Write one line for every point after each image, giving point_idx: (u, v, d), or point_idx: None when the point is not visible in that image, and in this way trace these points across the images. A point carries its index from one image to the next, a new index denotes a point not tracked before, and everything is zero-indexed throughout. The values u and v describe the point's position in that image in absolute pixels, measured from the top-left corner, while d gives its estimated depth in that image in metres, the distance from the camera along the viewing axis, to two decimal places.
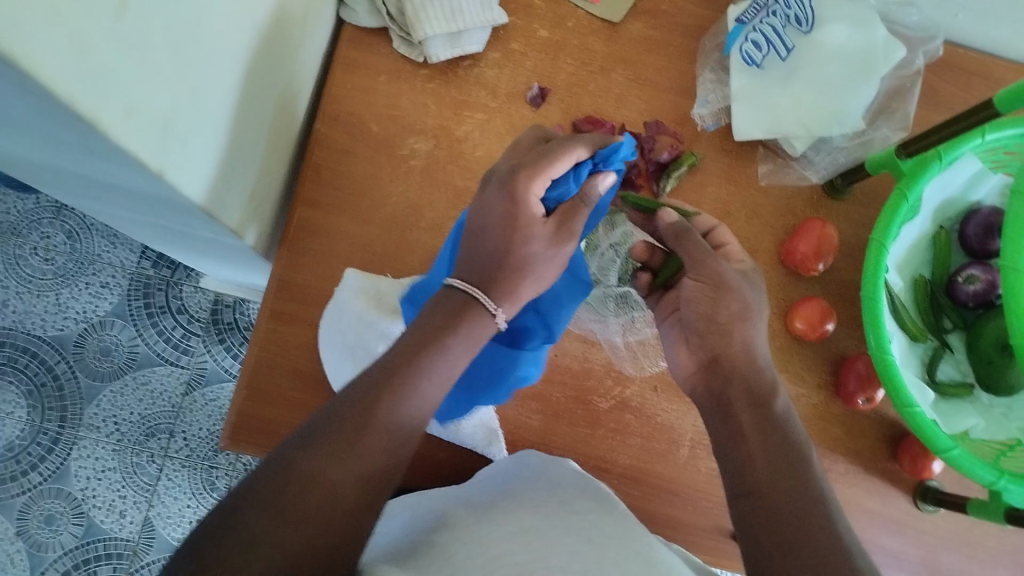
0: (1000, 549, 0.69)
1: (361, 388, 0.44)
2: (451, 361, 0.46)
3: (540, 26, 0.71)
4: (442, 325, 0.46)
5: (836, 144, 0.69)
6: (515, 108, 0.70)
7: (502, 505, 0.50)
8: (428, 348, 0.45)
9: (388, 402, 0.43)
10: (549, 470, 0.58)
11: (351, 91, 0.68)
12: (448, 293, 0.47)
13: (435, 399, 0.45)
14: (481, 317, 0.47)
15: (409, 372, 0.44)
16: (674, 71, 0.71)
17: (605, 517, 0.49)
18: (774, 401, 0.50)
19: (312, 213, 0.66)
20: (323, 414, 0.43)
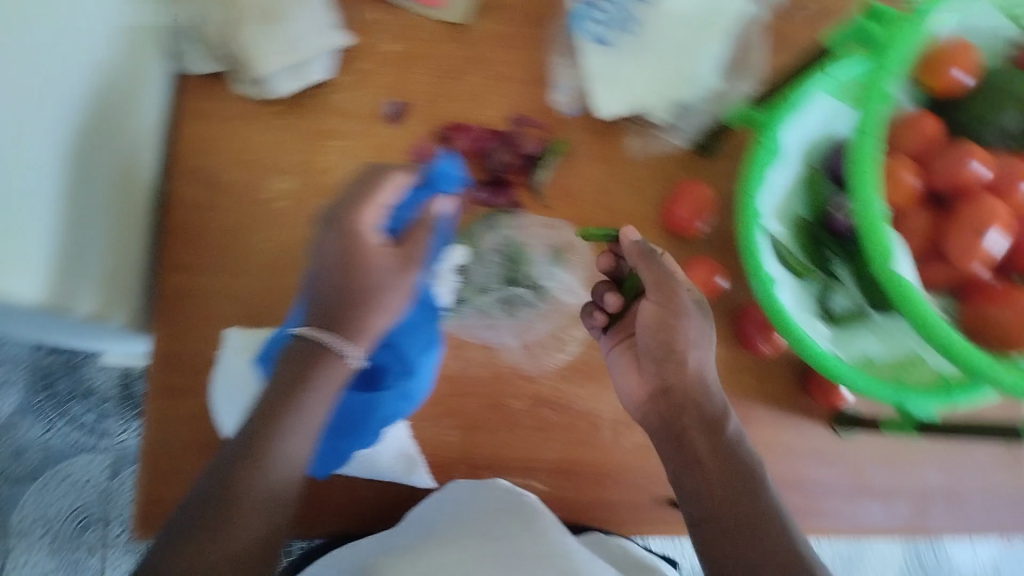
0: (922, 459, 0.71)
1: (228, 463, 0.46)
2: (310, 413, 0.48)
3: (385, 41, 0.69)
4: (292, 385, 0.48)
5: (699, 108, 0.69)
6: (373, 128, 0.68)
7: (431, 544, 0.56)
8: (284, 410, 0.47)
9: (254, 471, 0.46)
10: (473, 493, 0.61)
11: (201, 142, 0.66)
12: (296, 346, 0.49)
13: (299, 455, 0.48)
14: (332, 365, 0.48)
15: (268, 437, 0.46)
16: (526, 62, 0.71)
17: (518, 539, 0.56)
18: (725, 425, 0.56)
19: (185, 275, 0.64)
20: (194, 499, 0.46)
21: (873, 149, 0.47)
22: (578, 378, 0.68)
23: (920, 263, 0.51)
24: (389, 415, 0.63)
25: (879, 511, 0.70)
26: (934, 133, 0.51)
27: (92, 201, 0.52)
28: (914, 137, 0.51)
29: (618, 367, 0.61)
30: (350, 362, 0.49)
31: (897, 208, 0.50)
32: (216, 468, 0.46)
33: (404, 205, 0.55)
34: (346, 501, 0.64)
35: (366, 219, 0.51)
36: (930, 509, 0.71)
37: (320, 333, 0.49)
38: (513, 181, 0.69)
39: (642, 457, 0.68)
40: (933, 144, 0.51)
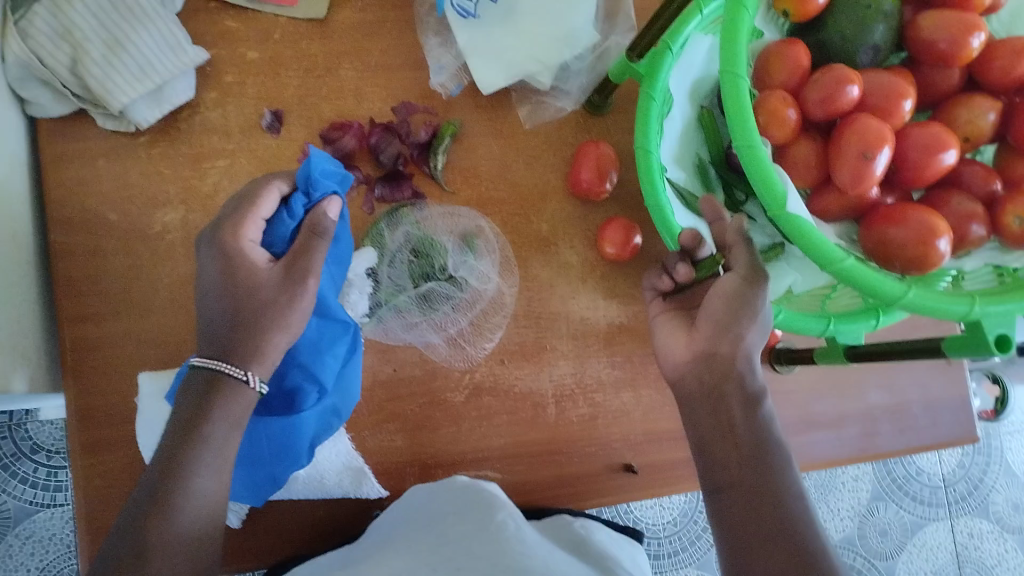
0: (862, 378, 0.73)
1: (137, 513, 0.43)
2: (220, 444, 0.46)
3: (247, 49, 0.66)
4: (194, 417, 0.45)
5: (577, 67, 0.68)
6: (255, 141, 0.65)
7: (382, 552, 0.54)
8: (186, 445, 0.44)
9: (163, 517, 0.43)
10: (431, 495, 0.60)
11: (72, 187, 0.62)
12: (194, 378, 0.46)
13: (213, 490, 0.45)
14: (235, 391, 0.46)
15: (174, 478, 0.43)
16: (401, 47, 0.68)
17: (477, 538, 0.52)
18: (764, 400, 0.50)
19: (84, 329, 0.61)
20: (102, 563, 0.41)
21: (746, 85, 0.45)
22: (515, 359, 0.66)
23: (815, 194, 0.50)
24: (316, 429, 0.59)
25: (830, 439, 0.71)
26: (804, 61, 0.48)
27: None
28: (785, 69, 0.49)
29: (666, 334, 0.55)
30: (255, 388, 0.47)
31: (780, 144, 0.49)
32: (123, 521, 0.43)
33: (287, 217, 0.53)
34: (299, 528, 0.62)
35: (245, 235, 0.49)
36: (878, 426, 0.72)
37: (215, 361, 0.46)
38: (411, 172, 0.67)
39: (590, 426, 0.67)
40: (803, 74, 0.49)
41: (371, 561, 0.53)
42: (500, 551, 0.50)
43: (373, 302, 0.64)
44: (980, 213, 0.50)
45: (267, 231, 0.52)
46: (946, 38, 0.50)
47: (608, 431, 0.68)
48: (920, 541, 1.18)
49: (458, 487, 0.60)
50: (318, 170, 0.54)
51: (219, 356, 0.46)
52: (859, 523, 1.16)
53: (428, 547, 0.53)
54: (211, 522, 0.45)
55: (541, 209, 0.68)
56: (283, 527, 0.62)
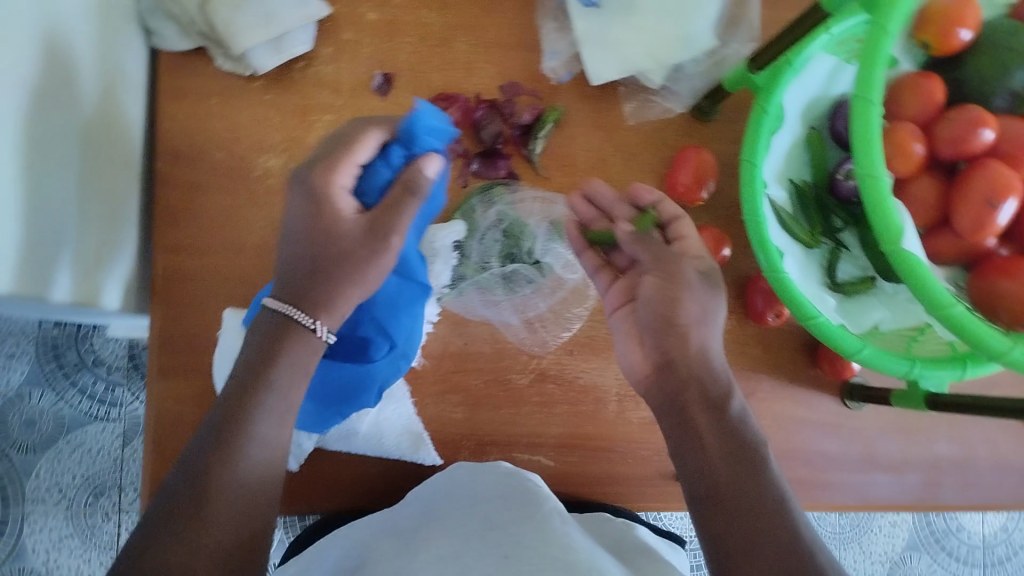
0: (932, 427, 0.71)
1: (201, 449, 0.43)
2: (284, 390, 0.46)
3: (367, 9, 0.67)
4: (262, 360, 0.46)
5: (690, 70, 0.67)
6: (362, 100, 0.66)
7: (423, 531, 0.54)
8: (252, 390, 0.45)
9: (228, 455, 0.43)
10: (475, 482, 0.59)
11: (184, 122, 0.64)
12: (261, 323, 0.47)
13: (277, 436, 0.46)
14: (300, 339, 0.47)
15: (240, 418, 0.44)
16: (518, 26, 0.68)
17: (523, 524, 0.51)
18: (729, 402, 0.48)
19: (176, 260, 0.63)
20: (164, 498, 0.42)
21: (877, 113, 0.43)
22: (582, 352, 0.67)
23: (929, 234, 0.49)
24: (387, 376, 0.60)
25: (888, 483, 0.70)
26: (938, 96, 0.48)
27: (67, 186, 0.50)
28: (916, 102, 0.48)
29: (621, 338, 0.55)
30: (321, 337, 0.47)
31: (901, 177, 0.48)
32: (186, 455, 0.44)
33: (383, 166, 0.50)
34: (352, 483, 0.64)
35: (337, 179, 0.48)
36: (940, 478, 0.71)
37: (287, 306, 0.47)
38: (509, 153, 0.67)
39: (647, 429, 0.67)
40: (936, 109, 0.48)
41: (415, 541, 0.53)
42: (543, 542, 0.49)
43: (456, 274, 0.66)
44: None
45: (361, 178, 0.50)
46: None
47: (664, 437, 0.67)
48: None
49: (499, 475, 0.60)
50: (421, 125, 0.51)
51: (293, 302, 0.47)
52: (890, 570, 1.13)
53: (471, 531, 0.52)
54: (273, 467, 0.45)
55: None
56: (336, 479, 0.63)
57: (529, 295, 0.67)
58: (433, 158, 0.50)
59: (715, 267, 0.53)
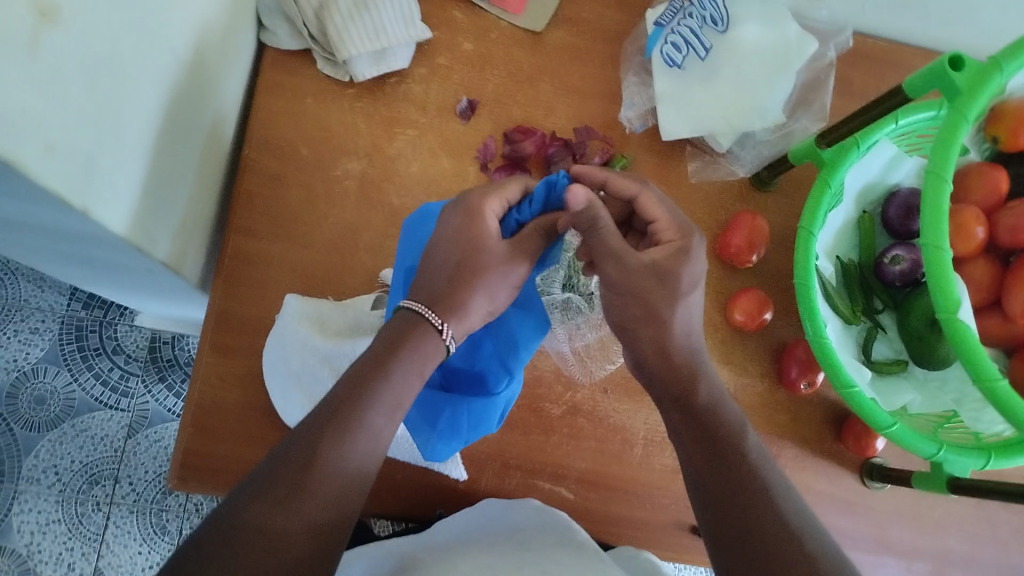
0: (945, 519, 0.72)
1: (315, 424, 0.44)
2: (401, 384, 0.48)
3: (464, 40, 0.71)
4: (386, 349, 0.48)
5: (760, 137, 0.71)
6: (445, 122, 0.70)
7: (460, 548, 0.55)
8: (373, 377, 0.46)
9: (340, 433, 0.44)
10: (512, 515, 0.61)
11: (278, 115, 0.67)
12: (396, 317, 0.50)
13: (385, 425, 0.46)
14: (426, 334, 0.49)
15: (356, 401, 0.45)
16: (600, 77, 0.73)
17: (560, 551, 0.54)
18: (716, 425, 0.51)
19: (247, 241, 0.65)
20: (274, 462, 0.43)
21: (949, 191, 0.46)
22: (616, 392, 0.68)
23: (979, 313, 0.52)
24: (507, 401, 0.62)
25: (896, 568, 0.70)
26: (1002, 186, 0.51)
27: (182, 150, 0.54)
28: (982, 189, 0.52)
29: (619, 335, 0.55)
30: (444, 340, 0.50)
31: (959, 257, 0.52)
32: (297, 430, 0.45)
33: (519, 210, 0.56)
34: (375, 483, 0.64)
35: (488, 205, 0.53)
36: (947, 570, 0.71)
37: (423, 308, 0.51)
38: None
39: (669, 478, 0.68)
40: (999, 200, 0.52)
41: (453, 552, 0.55)
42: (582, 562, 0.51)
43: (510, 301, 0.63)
44: None
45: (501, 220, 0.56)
46: None
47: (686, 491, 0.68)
48: None
49: (530, 509, 0.62)
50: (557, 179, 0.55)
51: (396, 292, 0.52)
52: None
53: (508, 550, 0.54)
54: (377, 459, 0.46)
55: None
56: None
57: (586, 324, 0.65)
58: (581, 188, 0.51)
59: (693, 240, 0.51)
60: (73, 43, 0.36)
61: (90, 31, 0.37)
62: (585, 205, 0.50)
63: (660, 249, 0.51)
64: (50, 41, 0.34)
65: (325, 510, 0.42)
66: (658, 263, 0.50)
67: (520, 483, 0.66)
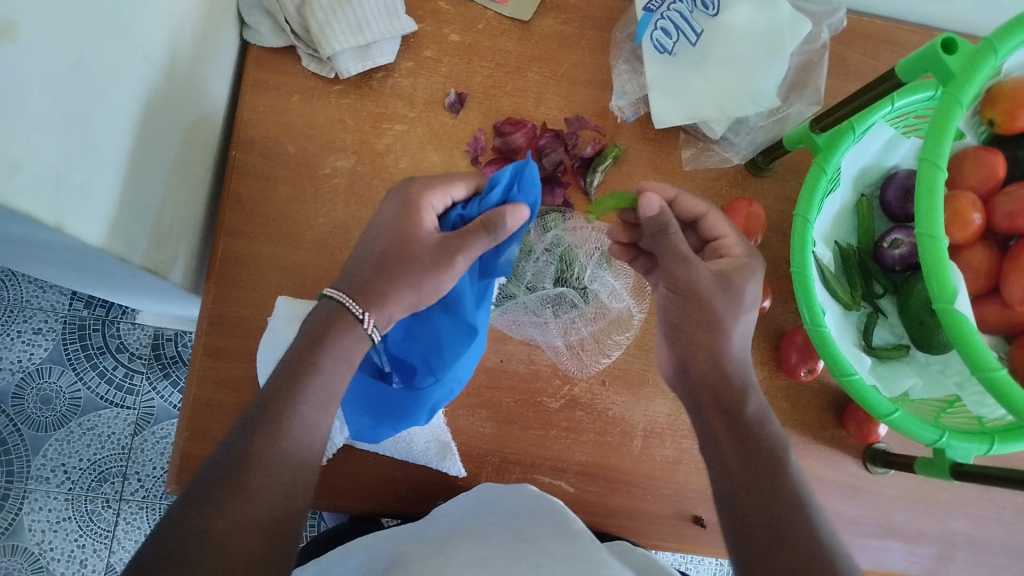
0: (951, 502, 0.71)
1: (248, 427, 0.45)
2: (329, 379, 0.48)
3: (451, 31, 0.70)
4: (311, 344, 0.49)
5: (753, 123, 0.70)
6: (433, 115, 0.69)
7: (453, 540, 0.55)
8: (299, 375, 0.47)
9: (272, 431, 0.45)
10: (506, 503, 0.60)
11: (264, 113, 0.67)
12: (317, 311, 0.51)
13: (317, 419, 0.47)
14: (350, 326, 0.50)
15: (284, 400, 0.46)
16: (590, 64, 0.72)
17: (553, 541, 0.53)
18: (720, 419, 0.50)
19: (236, 243, 0.64)
20: (207, 470, 0.43)
21: (944, 178, 0.45)
22: (615, 384, 0.68)
23: (977, 300, 0.51)
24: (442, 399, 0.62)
25: (901, 552, 0.70)
26: (998, 171, 0.50)
27: (161, 155, 0.53)
28: (978, 173, 0.51)
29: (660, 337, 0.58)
30: (367, 328, 0.50)
31: (957, 243, 0.50)
32: (231, 436, 0.45)
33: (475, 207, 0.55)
34: (373, 481, 0.64)
35: (430, 198, 0.53)
36: (953, 553, 0.71)
37: (345, 297, 0.51)
38: (567, 182, 0.70)
39: (669, 468, 0.67)
40: (996, 183, 0.51)
41: (447, 544, 0.54)
42: (577, 555, 0.51)
43: (504, 294, 0.67)
44: None
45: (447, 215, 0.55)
46: None
47: (687, 480, 0.68)
48: None
49: (524, 495, 0.61)
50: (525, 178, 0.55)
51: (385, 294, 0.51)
52: None
53: (504, 542, 0.53)
54: (314, 452, 0.47)
55: None
56: (358, 477, 0.64)
57: (580, 318, 0.66)
58: (655, 196, 0.51)
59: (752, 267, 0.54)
60: (35, 61, 0.36)
61: (53, 44, 0.37)
62: (658, 211, 0.51)
63: (725, 261, 0.54)
64: (10, 61, 0.34)
65: (265, 511, 0.43)
66: (726, 274, 0.53)
67: (519, 477, 0.66)
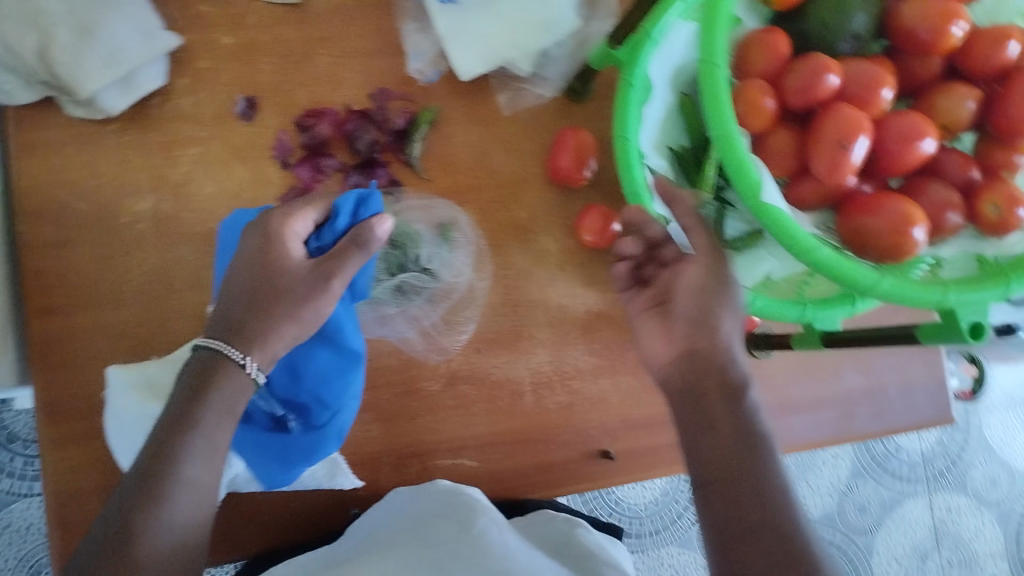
0: (839, 362, 0.73)
1: (127, 499, 0.44)
2: (210, 432, 0.47)
3: (219, 34, 0.65)
4: (188, 402, 0.47)
5: (557, 53, 0.68)
6: (227, 129, 0.64)
7: (368, 561, 0.54)
8: (178, 435, 0.46)
9: (152, 501, 0.44)
10: (415, 503, 0.59)
11: (39, 177, 0.61)
12: (195, 358, 0.49)
13: (203, 478, 0.46)
14: (230, 373, 0.49)
15: (162, 465, 0.45)
16: (378, 31, 0.67)
17: (464, 545, 0.53)
18: (747, 390, 0.48)
19: (50, 323, 0.59)
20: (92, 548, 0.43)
21: (723, 75, 0.46)
22: (491, 348, 0.66)
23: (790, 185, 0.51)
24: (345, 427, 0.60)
25: (804, 424, 0.72)
26: (781, 49, 0.49)
27: None
28: (763, 57, 0.50)
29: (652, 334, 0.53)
30: (250, 373, 0.49)
31: (758, 132, 0.50)
32: (110, 512, 0.44)
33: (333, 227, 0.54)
34: (271, 515, 0.62)
35: (290, 225, 0.52)
36: (851, 409, 0.73)
37: (221, 343, 0.49)
38: (388, 160, 0.66)
39: (566, 412, 0.67)
40: (783, 62, 0.50)
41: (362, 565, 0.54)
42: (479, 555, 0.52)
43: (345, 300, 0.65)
44: (957, 201, 0.50)
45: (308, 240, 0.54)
46: (926, 28, 0.50)
47: (586, 418, 0.68)
48: (899, 516, 1.17)
49: (436, 492, 0.59)
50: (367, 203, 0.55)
51: (225, 338, 0.49)
52: (839, 500, 1.15)
53: (416, 557, 0.53)
54: (204, 507, 0.46)
55: (519, 195, 0.68)
56: (256, 516, 0.62)
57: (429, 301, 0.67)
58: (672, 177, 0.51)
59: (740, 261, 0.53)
60: None
61: None
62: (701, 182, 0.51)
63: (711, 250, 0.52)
64: None
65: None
66: None
67: (420, 469, 0.65)
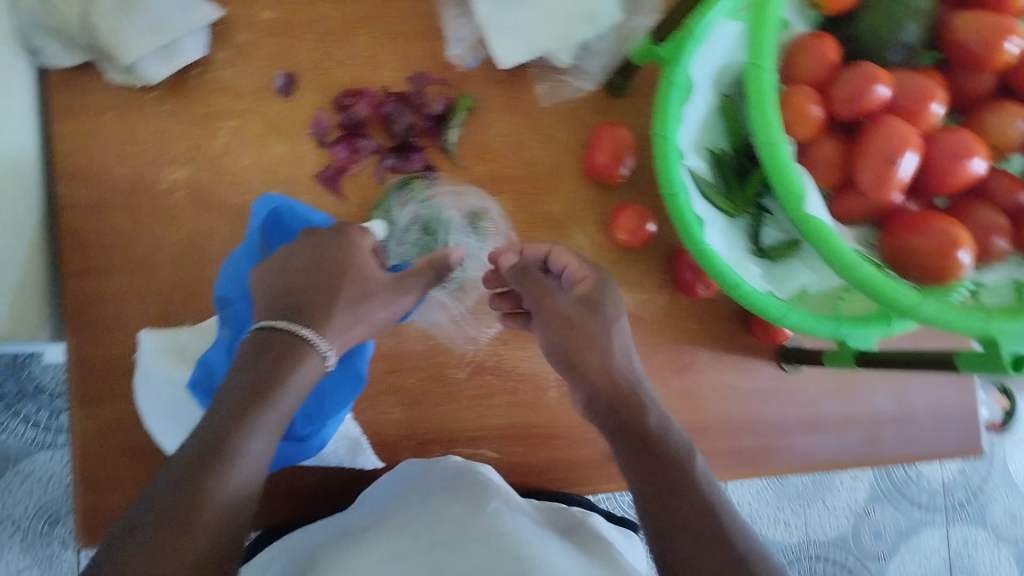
0: (871, 380, 0.71)
1: (187, 461, 0.42)
2: (280, 409, 0.46)
3: (262, 8, 0.65)
4: (266, 373, 0.46)
5: (598, 47, 0.67)
6: (265, 104, 0.64)
7: (373, 531, 0.54)
8: (253, 407, 0.45)
9: (218, 466, 0.41)
10: (429, 474, 0.59)
11: (78, 140, 0.61)
12: (276, 334, 0.48)
13: (263, 454, 0.44)
14: (308, 355, 0.48)
15: (229, 434, 0.43)
16: (421, 14, 0.67)
17: (472, 519, 0.52)
18: (647, 423, 0.49)
19: (82, 284, 0.60)
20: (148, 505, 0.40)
21: (769, 79, 0.44)
22: (517, 341, 0.65)
23: (834, 196, 0.49)
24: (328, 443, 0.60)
25: (830, 441, 0.70)
26: (831, 57, 0.48)
27: None
28: (812, 62, 0.49)
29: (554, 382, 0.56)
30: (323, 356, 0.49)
31: (804, 140, 0.48)
32: (166, 474, 0.41)
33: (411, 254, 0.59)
34: (289, 487, 0.63)
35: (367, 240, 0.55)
36: (880, 429, 0.71)
37: (294, 324, 0.49)
38: (424, 145, 0.66)
39: None
40: (832, 68, 0.49)
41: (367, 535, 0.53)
42: (493, 533, 0.50)
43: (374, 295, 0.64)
44: (1004, 225, 0.48)
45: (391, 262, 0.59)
46: (981, 41, 0.47)
47: None
48: (914, 544, 1.15)
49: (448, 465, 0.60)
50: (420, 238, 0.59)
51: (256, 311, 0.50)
52: (854, 523, 1.12)
53: (421, 526, 0.52)
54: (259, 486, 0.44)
55: (555, 189, 0.67)
56: (273, 487, 0.62)
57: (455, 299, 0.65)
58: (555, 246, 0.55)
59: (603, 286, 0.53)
60: None
61: None
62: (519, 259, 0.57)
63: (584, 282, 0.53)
64: None
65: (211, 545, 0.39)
66: (586, 297, 0.53)
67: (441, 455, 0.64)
